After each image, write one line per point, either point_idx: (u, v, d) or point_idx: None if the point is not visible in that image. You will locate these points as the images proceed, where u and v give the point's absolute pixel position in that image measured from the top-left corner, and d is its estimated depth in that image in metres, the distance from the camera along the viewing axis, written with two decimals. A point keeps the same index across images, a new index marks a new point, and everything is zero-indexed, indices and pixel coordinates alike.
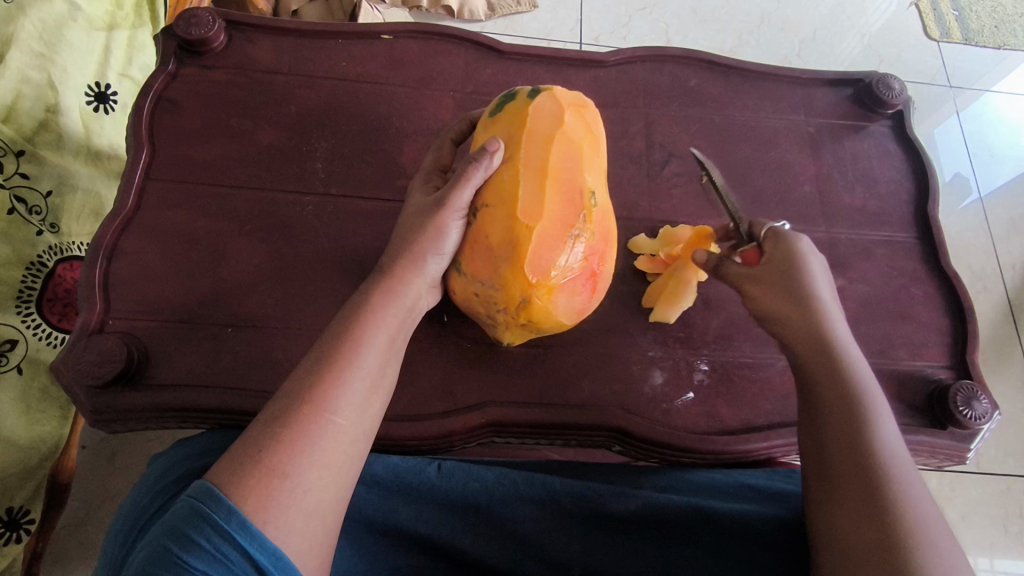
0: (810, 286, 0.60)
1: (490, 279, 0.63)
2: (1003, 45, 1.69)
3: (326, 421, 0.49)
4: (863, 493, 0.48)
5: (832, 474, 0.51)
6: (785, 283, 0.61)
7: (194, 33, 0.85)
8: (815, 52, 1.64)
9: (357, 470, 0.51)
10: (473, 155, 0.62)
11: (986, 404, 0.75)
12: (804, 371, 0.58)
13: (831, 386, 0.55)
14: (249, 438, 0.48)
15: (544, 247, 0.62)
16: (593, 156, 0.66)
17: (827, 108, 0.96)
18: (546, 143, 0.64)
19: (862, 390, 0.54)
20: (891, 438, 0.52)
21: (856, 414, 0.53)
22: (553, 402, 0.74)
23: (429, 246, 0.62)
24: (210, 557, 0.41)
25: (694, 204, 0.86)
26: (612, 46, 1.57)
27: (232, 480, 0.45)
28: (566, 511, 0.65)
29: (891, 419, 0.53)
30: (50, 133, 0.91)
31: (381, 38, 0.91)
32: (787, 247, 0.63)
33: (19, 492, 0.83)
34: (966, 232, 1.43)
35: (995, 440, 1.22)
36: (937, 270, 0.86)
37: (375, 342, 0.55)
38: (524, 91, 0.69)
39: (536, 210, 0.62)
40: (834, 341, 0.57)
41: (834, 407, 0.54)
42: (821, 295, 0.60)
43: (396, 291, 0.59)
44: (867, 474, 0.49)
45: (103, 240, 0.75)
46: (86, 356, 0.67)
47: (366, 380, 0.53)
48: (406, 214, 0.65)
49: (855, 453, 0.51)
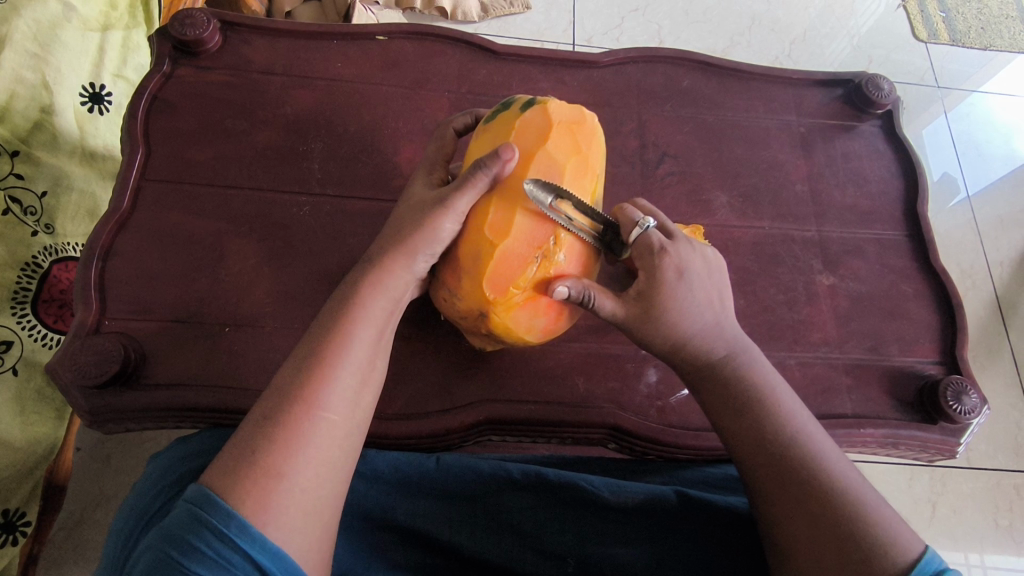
0: (677, 319, 0.60)
1: (456, 287, 0.64)
2: (989, 46, 1.71)
3: (317, 417, 0.50)
4: (789, 491, 0.51)
5: (758, 482, 0.53)
6: (658, 320, 0.61)
7: (189, 33, 0.85)
8: (805, 52, 1.66)
9: (350, 468, 0.51)
10: (481, 161, 0.60)
11: (976, 398, 0.77)
12: (703, 393, 0.61)
13: (730, 399, 0.58)
14: (240, 439, 0.48)
15: (507, 263, 0.62)
16: (576, 178, 0.65)
17: (817, 108, 0.97)
18: (525, 159, 0.64)
19: (764, 393, 0.57)
20: (802, 426, 0.55)
21: (764, 416, 0.55)
22: (548, 400, 0.75)
23: (421, 245, 0.61)
24: (213, 563, 0.41)
25: (686, 204, 0.87)
26: (604, 47, 1.59)
27: (230, 484, 0.45)
28: (561, 501, 0.66)
29: (799, 410, 0.57)
30: (45, 133, 0.91)
31: (376, 38, 0.92)
32: (652, 275, 0.60)
33: (15, 494, 0.82)
34: (955, 230, 1.45)
35: (984, 436, 1.24)
36: (926, 267, 0.87)
37: (364, 334, 0.56)
38: (520, 102, 0.70)
39: (504, 227, 0.62)
40: (720, 361, 0.60)
41: (741, 416, 0.56)
42: (696, 308, 0.61)
43: (382, 281, 0.59)
44: (786, 473, 0.52)
45: (99, 239, 0.75)
46: (83, 356, 0.67)
47: (355, 375, 0.53)
48: (404, 206, 0.64)
49: (772, 457, 0.53)
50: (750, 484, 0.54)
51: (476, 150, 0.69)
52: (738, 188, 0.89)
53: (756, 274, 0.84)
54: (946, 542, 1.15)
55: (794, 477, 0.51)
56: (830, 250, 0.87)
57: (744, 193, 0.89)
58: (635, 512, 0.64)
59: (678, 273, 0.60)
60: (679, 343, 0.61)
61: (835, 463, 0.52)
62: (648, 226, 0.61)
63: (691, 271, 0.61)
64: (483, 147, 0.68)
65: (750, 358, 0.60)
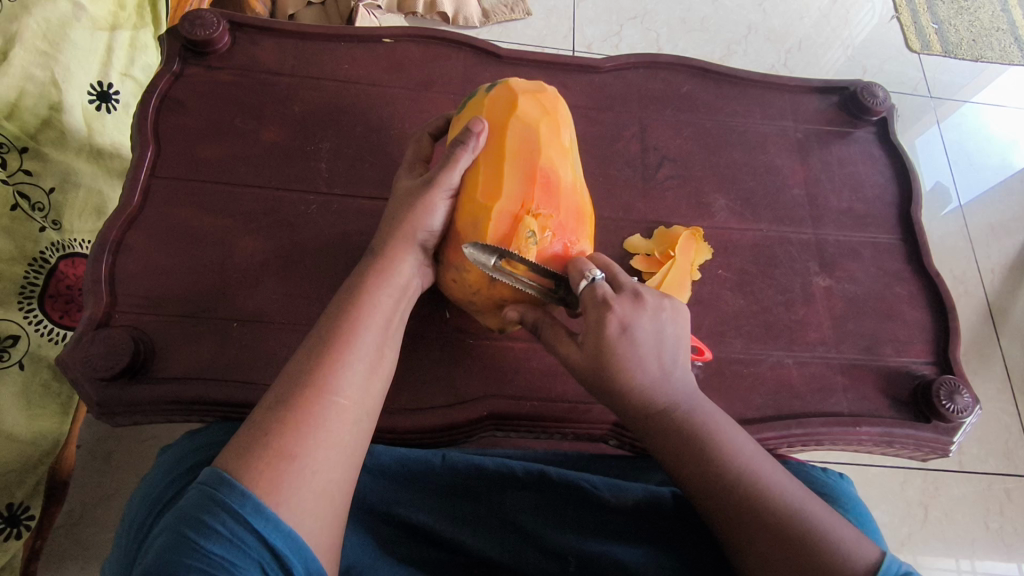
0: (624, 370, 0.56)
1: (461, 264, 0.66)
2: (980, 58, 1.74)
3: (329, 401, 0.51)
4: (754, 532, 0.51)
5: (719, 522, 0.54)
6: (604, 374, 0.57)
7: (199, 33, 0.86)
8: (800, 61, 1.69)
9: (361, 450, 0.52)
10: (459, 138, 0.63)
11: (968, 398, 0.78)
12: (652, 442, 0.58)
13: (677, 446, 0.56)
14: (254, 422, 0.49)
15: (506, 225, 0.64)
16: (551, 135, 0.68)
17: (814, 115, 0.99)
18: (501, 128, 0.67)
19: (709, 436, 0.55)
20: (751, 464, 0.55)
21: (717, 464, 0.54)
22: (551, 396, 0.76)
23: (419, 225, 0.64)
24: (226, 541, 0.42)
25: (687, 206, 0.89)
26: (603, 53, 1.61)
27: (244, 465, 0.46)
28: (565, 500, 0.67)
29: (745, 447, 0.56)
30: (53, 130, 0.92)
31: (382, 41, 0.93)
32: (596, 333, 0.57)
33: (19, 489, 0.83)
34: (947, 237, 1.48)
35: (976, 440, 1.26)
36: (920, 270, 0.89)
37: (372, 323, 0.57)
38: (483, 87, 0.73)
39: (496, 191, 0.64)
40: (663, 408, 0.57)
41: (692, 463, 0.55)
42: (641, 359, 0.57)
43: (389, 272, 0.61)
44: (746, 516, 0.52)
45: (109, 235, 0.76)
46: (94, 349, 0.68)
47: (365, 361, 0.55)
48: (395, 197, 0.67)
49: (730, 498, 0.53)
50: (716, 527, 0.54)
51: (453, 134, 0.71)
52: (737, 192, 0.91)
53: (755, 275, 0.85)
54: (937, 544, 1.17)
55: (754, 518, 0.51)
56: (826, 253, 0.88)
57: (743, 197, 0.91)
58: (634, 512, 0.65)
59: (621, 330, 0.56)
60: (622, 392, 0.57)
61: (789, 495, 0.52)
62: (597, 282, 0.58)
63: (637, 322, 0.57)
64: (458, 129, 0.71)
65: (690, 401, 0.58)
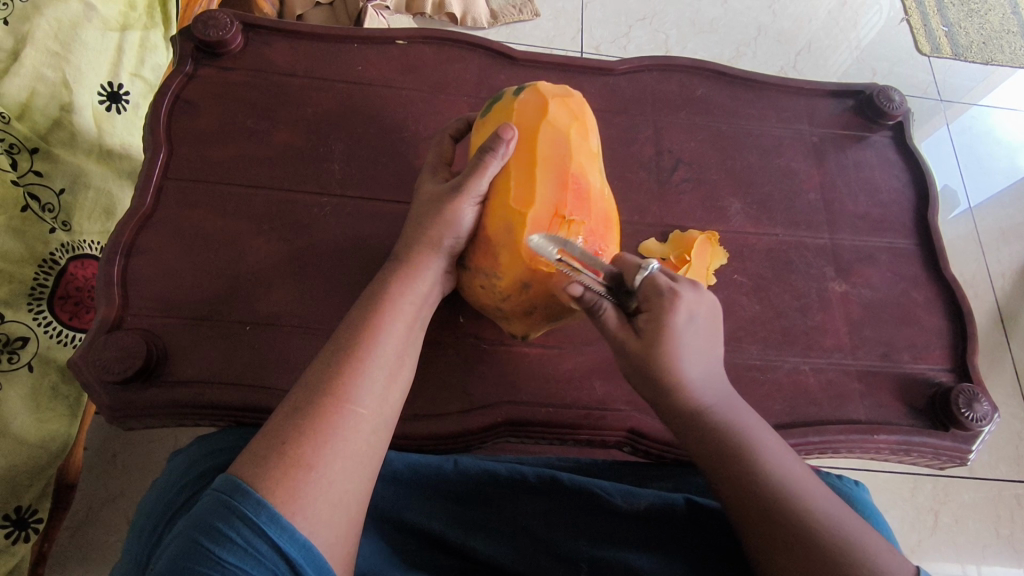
0: (670, 363, 0.56)
1: (491, 269, 0.66)
2: (991, 60, 1.73)
3: (348, 410, 0.50)
4: (779, 534, 0.51)
5: (749, 527, 0.53)
6: (656, 363, 0.56)
7: (212, 34, 0.86)
8: (810, 63, 1.68)
9: (378, 461, 0.52)
10: (489, 145, 0.63)
11: (987, 406, 0.77)
12: (688, 440, 0.58)
13: (717, 446, 0.56)
14: (273, 428, 0.49)
15: (540, 231, 0.63)
16: (581, 141, 0.67)
17: (829, 118, 0.98)
18: (532, 133, 0.66)
19: (746, 441, 0.56)
20: (784, 471, 0.54)
21: (754, 466, 0.54)
22: (566, 402, 0.75)
23: (443, 233, 0.64)
24: (241, 550, 0.41)
25: (702, 210, 0.88)
26: (612, 55, 1.60)
27: (260, 473, 0.45)
28: (580, 507, 0.66)
29: (782, 452, 0.56)
30: (64, 131, 0.91)
31: (396, 43, 0.93)
32: (660, 318, 0.56)
33: (27, 492, 0.82)
34: (957, 241, 1.47)
35: (987, 446, 1.25)
36: (937, 276, 0.88)
37: (393, 330, 0.57)
38: (510, 91, 0.72)
39: (526, 197, 0.63)
40: (704, 407, 0.57)
41: (727, 465, 0.55)
42: (690, 352, 0.57)
43: (412, 279, 0.62)
44: (775, 519, 0.51)
45: (121, 237, 0.75)
46: (106, 352, 0.67)
47: (384, 369, 0.54)
48: (418, 204, 0.67)
49: (761, 503, 0.52)
50: (744, 532, 0.54)
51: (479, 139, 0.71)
52: (752, 196, 0.90)
53: (771, 280, 0.85)
54: (948, 550, 1.16)
55: (784, 523, 0.51)
56: (842, 258, 0.88)
57: (758, 201, 0.90)
58: (649, 518, 0.64)
59: (687, 317, 0.56)
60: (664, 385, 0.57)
61: (820, 504, 0.52)
62: (655, 271, 0.58)
63: (696, 313, 0.57)
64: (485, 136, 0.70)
65: (728, 405, 0.58)
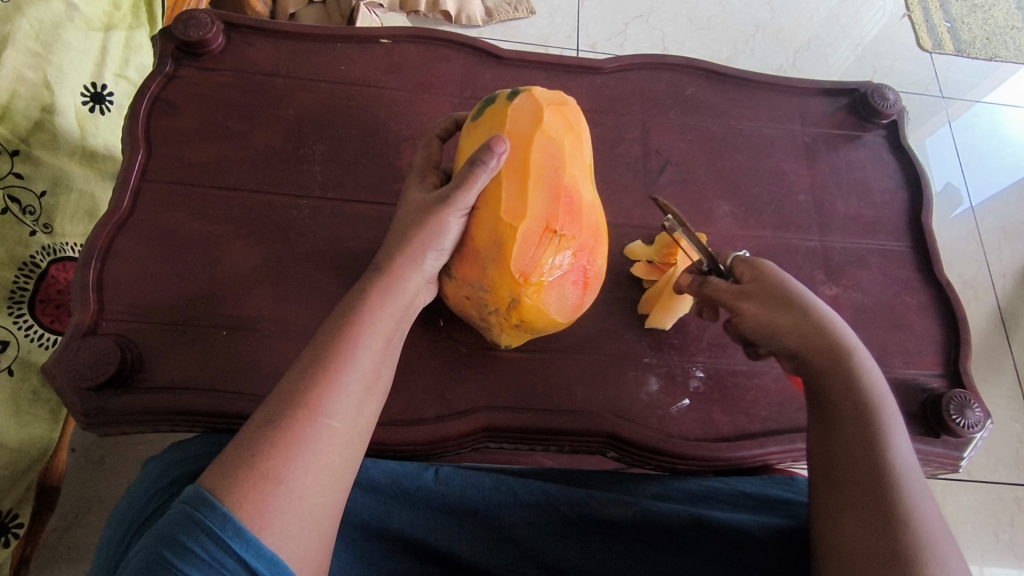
0: (798, 302, 0.59)
1: (479, 281, 0.65)
2: (994, 57, 1.71)
3: (321, 423, 0.48)
4: (870, 506, 0.47)
5: (838, 474, 0.51)
6: (780, 301, 0.60)
7: (192, 34, 0.85)
8: (809, 61, 1.65)
9: (351, 475, 0.50)
10: (478, 156, 0.60)
11: (979, 412, 0.76)
12: (821, 384, 0.57)
13: (842, 389, 0.55)
14: (242, 440, 0.47)
15: (530, 246, 0.63)
16: (575, 152, 0.67)
17: (822, 117, 0.96)
18: (526, 143, 0.65)
19: (876, 401, 0.54)
20: (907, 469, 0.49)
21: (872, 424, 0.52)
22: (548, 408, 0.74)
23: (429, 241, 0.61)
24: (205, 565, 0.40)
25: (689, 212, 0.86)
26: (608, 53, 1.58)
27: (224, 486, 0.44)
28: (563, 516, 0.64)
29: (904, 434, 0.52)
30: (45, 132, 0.91)
31: (380, 42, 0.92)
32: (765, 268, 0.63)
33: (8, 496, 0.82)
34: (957, 240, 1.44)
35: (985, 449, 1.23)
36: (930, 279, 0.87)
37: (371, 341, 0.54)
38: (504, 94, 0.71)
39: (519, 209, 0.63)
40: (846, 354, 0.56)
41: (845, 411, 0.54)
42: (818, 303, 0.60)
43: (393, 289, 0.58)
44: (877, 476, 0.48)
45: (97, 240, 0.74)
46: (79, 358, 0.66)
47: (361, 381, 0.52)
48: (405, 209, 0.64)
49: (866, 457, 0.50)
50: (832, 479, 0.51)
51: (469, 144, 0.69)
52: (741, 197, 0.88)
53: None
54: None
55: (876, 485, 0.48)
56: (833, 261, 0.86)
57: (747, 202, 0.88)
58: (634, 529, 0.63)
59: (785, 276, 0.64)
60: (808, 337, 0.58)
61: (925, 500, 0.47)
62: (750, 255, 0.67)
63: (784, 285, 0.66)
64: (476, 141, 0.68)
65: (881, 386, 0.55)
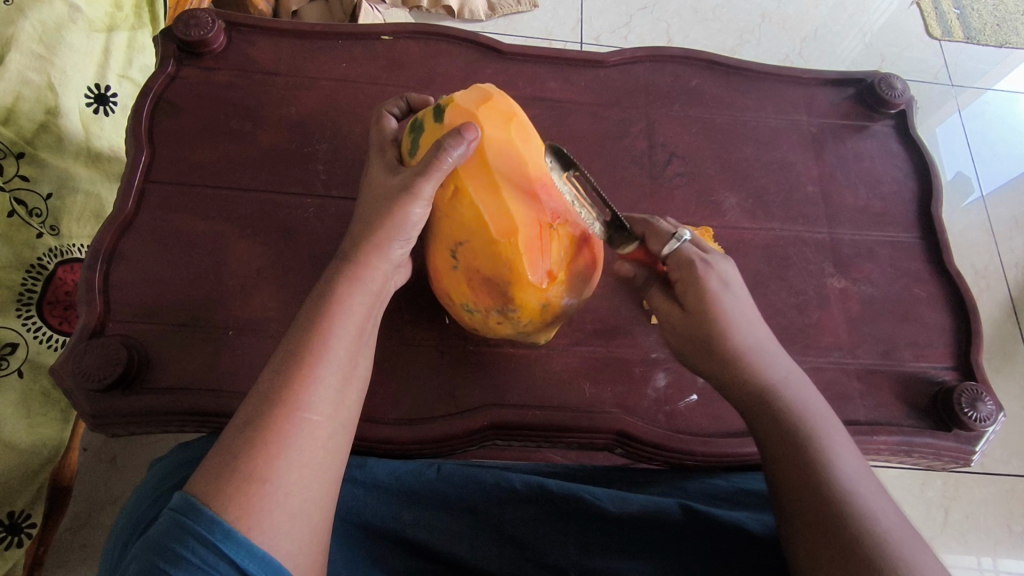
0: (721, 326, 0.55)
1: (502, 302, 0.65)
2: (1004, 44, 1.68)
3: (300, 419, 0.48)
4: (815, 520, 0.48)
5: (780, 495, 0.51)
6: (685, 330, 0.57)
7: (193, 33, 0.85)
8: (816, 50, 1.64)
9: (339, 464, 0.50)
10: (444, 142, 0.58)
11: (991, 406, 0.75)
12: (737, 398, 0.56)
13: (764, 408, 0.54)
14: (223, 446, 0.46)
15: (535, 253, 0.63)
16: (524, 139, 0.66)
17: (829, 108, 0.95)
18: (479, 157, 0.63)
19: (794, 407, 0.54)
20: (843, 472, 0.50)
21: (794, 433, 0.52)
22: (554, 405, 0.73)
23: (392, 233, 0.59)
24: (196, 569, 0.40)
25: (695, 205, 0.85)
26: (612, 45, 1.57)
27: (211, 489, 0.44)
28: (564, 513, 0.64)
29: (832, 432, 0.53)
30: (50, 135, 0.91)
31: (381, 39, 0.91)
32: (692, 285, 0.56)
33: (21, 496, 0.82)
34: (968, 230, 1.43)
35: (999, 441, 1.22)
36: (940, 271, 0.86)
37: (343, 333, 0.54)
38: (427, 116, 0.67)
39: (508, 223, 0.62)
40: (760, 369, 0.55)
41: (767, 429, 0.54)
42: (733, 316, 0.55)
43: (359, 277, 0.57)
44: (810, 490, 0.49)
45: (102, 242, 0.74)
46: (86, 359, 0.67)
47: (337, 372, 0.51)
48: (367, 196, 0.62)
49: (802, 470, 0.50)
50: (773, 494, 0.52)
51: None
52: (749, 191, 0.87)
53: (767, 277, 0.82)
54: (959, 547, 1.13)
55: (819, 498, 0.48)
56: (842, 253, 0.85)
57: (754, 195, 0.87)
58: (640, 526, 0.62)
59: (722, 284, 0.56)
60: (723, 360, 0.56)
61: (867, 501, 0.48)
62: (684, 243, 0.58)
63: (731, 280, 0.57)
64: None
65: (796, 386, 0.55)
